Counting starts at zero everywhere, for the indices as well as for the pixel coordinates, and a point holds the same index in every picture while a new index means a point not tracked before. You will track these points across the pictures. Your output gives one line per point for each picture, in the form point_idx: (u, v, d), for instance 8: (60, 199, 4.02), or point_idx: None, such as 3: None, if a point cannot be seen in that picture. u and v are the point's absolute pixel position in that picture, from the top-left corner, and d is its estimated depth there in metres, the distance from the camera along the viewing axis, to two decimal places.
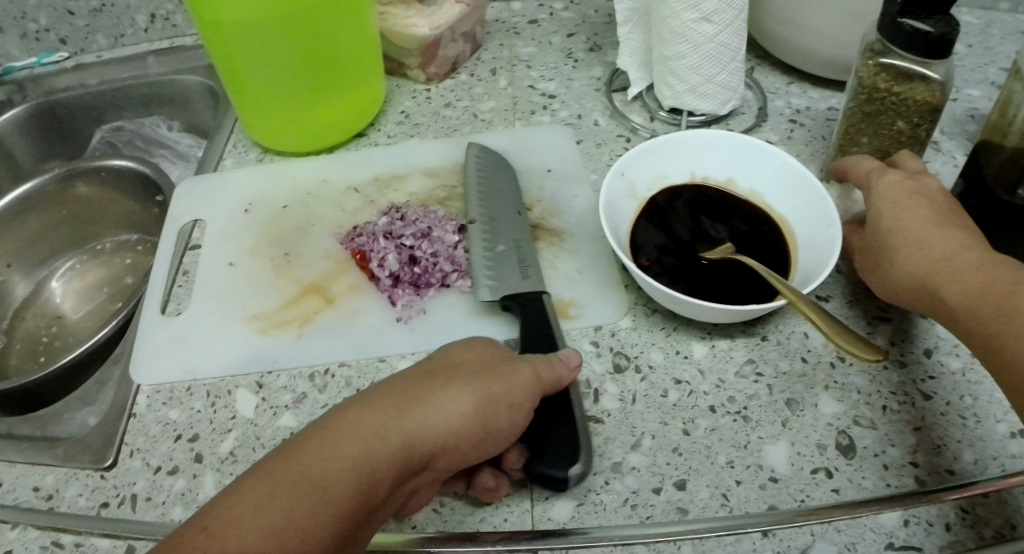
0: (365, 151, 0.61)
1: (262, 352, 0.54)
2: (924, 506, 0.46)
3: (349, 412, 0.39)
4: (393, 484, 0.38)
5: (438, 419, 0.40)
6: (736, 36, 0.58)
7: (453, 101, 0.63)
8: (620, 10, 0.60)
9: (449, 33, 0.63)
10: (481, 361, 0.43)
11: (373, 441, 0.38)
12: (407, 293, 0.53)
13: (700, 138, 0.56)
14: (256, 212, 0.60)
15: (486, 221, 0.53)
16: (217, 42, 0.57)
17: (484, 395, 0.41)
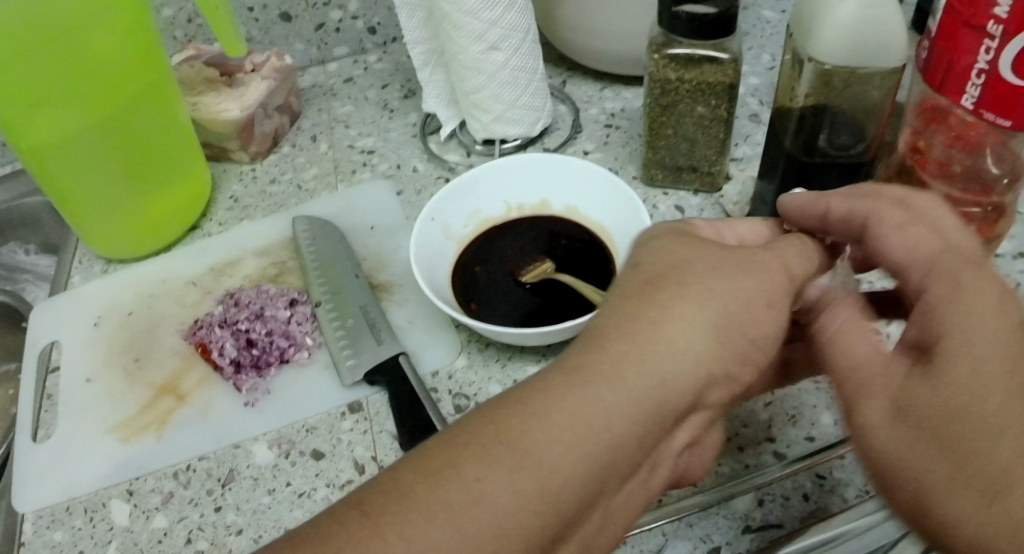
0: (200, 243, 0.66)
1: (126, 460, 0.55)
2: (777, 481, 0.47)
3: (618, 350, 0.33)
4: (671, 414, 0.33)
5: (695, 344, 0.34)
6: (529, 57, 0.61)
7: (276, 177, 0.68)
8: (417, 54, 0.64)
9: (262, 109, 0.67)
10: (718, 256, 0.37)
11: (682, 371, 0.33)
12: (251, 376, 0.56)
13: (502, 168, 0.59)
14: (105, 323, 0.62)
15: (331, 300, 0.56)
16: (39, 174, 0.58)
17: (654, 349, 0.33)
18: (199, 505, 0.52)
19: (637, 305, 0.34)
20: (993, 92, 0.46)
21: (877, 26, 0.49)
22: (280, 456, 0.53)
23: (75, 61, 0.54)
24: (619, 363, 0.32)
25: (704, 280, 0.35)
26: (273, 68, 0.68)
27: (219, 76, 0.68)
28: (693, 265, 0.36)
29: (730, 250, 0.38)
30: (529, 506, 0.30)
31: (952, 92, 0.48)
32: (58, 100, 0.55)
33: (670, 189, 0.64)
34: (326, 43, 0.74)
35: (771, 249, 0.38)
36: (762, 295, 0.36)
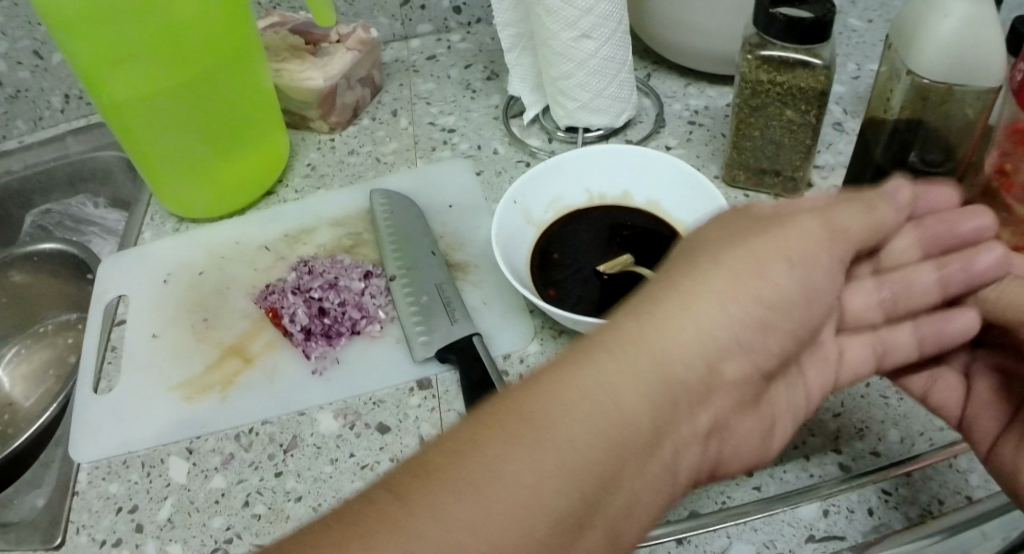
0: (276, 208, 0.65)
1: (187, 418, 0.55)
2: (839, 495, 0.46)
3: (618, 331, 0.35)
4: (686, 392, 0.35)
5: (709, 321, 0.36)
6: (618, 48, 0.61)
7: (356, 148, 0.68)
8: (506, 37, 0.64)
9: (344, 80, 0.67)
10: (684, 255, 0.39)
11: (695, 345, 0.36)
12: (320, 344, 0.56)
13: (587, 156, 0.58)
14: (175, 280, 0.62)
15: (405, 274, 0.57)
16: (116, 125, 0.58)
17: (653, 324, 0.35)
18: (259, 469, 0.52)
19: (655, 290, 0.37)
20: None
21: (973, 44, 0.48)
22: (344, 427, 0.52)
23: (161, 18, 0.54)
24: (638, 339, 0.35)
25: (724, 255, 0.38)
26: (359, 40, 0.68)
27: (304, 45, 0.68)
28: (714, 244, 0.39)
29: (750, 230, 0.40)
30: (550, 484, 0.31)
31: None
32: (141, 54, 0.55)
33: (751, 191, 0.62)
34: (410, 20, 0.75)
35: (797, 226, 0.40)
36: (777, 271, 0.38)
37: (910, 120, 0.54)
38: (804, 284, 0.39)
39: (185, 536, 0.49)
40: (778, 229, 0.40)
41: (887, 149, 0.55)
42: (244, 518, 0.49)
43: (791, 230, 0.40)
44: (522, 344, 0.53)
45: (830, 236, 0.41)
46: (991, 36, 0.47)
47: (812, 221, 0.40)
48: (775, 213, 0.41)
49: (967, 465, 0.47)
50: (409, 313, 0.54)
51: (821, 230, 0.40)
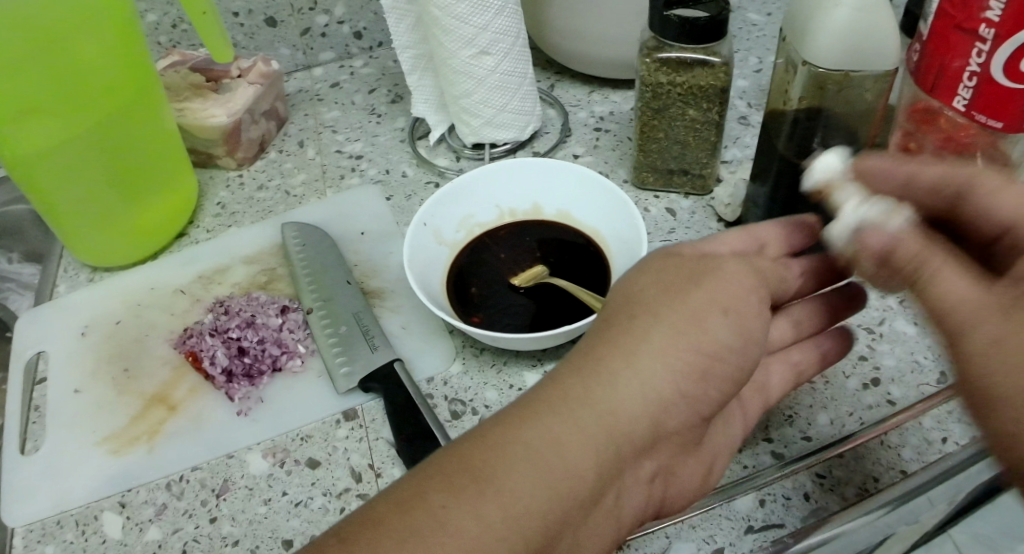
0: (190, 250, 0.66)
1: (118, 472, 0.55)
2: (774, 484, 0.45)
3: (565, 389, 0.36)
4: (628, 442, 0.36)
5: (646, 373, 0.37)
6: (518, 62, 0.63)
7: (265, 183, 0.69)
8: (405, 59, 0.65)
9: (248, 115, 0.68)
10: (627, 302, 0.40)
11: (635, 402, 0.36)
12: (243, 385, 0.56)
13: (495, 174, 0.59)
14: (93, 333, 0.62)
15: (322, 305, 0.58)
16: (29, 187, 0.57)
17: (594, 383, 0.36)
18: (194, 516, 0.52)
19: (592, 344, 0.38)
20: (985, 94, 0.49)
21: (863, 26, 0.47)
22: (275, 466, 0.53)
23: (71, 72, 0.54)
24: (577, 398, 0.36)
25: (655, 306, 0.39)
26: (260, 73, 0.69)
27: (205, 82, 0.68)
28: (646, 293, 0.40)
29: (685, 275, 0.40)
30: (492, 532, 0.32)
31: (945, 94, 0.51)
32: (53, 112, 0.55)
33: (661, 191, 0.64)
34: (312, 48, 0.78)
35: (719, 275, 0.39)
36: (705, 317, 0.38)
37: (810, 110, 0.52)
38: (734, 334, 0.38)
39: None
40: (712, 272, 0.40)
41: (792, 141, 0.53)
42: None
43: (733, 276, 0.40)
44: (442, 364, 0.54)
45: (750, 286, 0.40)
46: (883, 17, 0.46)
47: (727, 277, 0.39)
48: (704, 263, 0.41)
49: (899, 442, 0.47)
50: (329, 345, 0.56)
51: (739, 281, 0.39)
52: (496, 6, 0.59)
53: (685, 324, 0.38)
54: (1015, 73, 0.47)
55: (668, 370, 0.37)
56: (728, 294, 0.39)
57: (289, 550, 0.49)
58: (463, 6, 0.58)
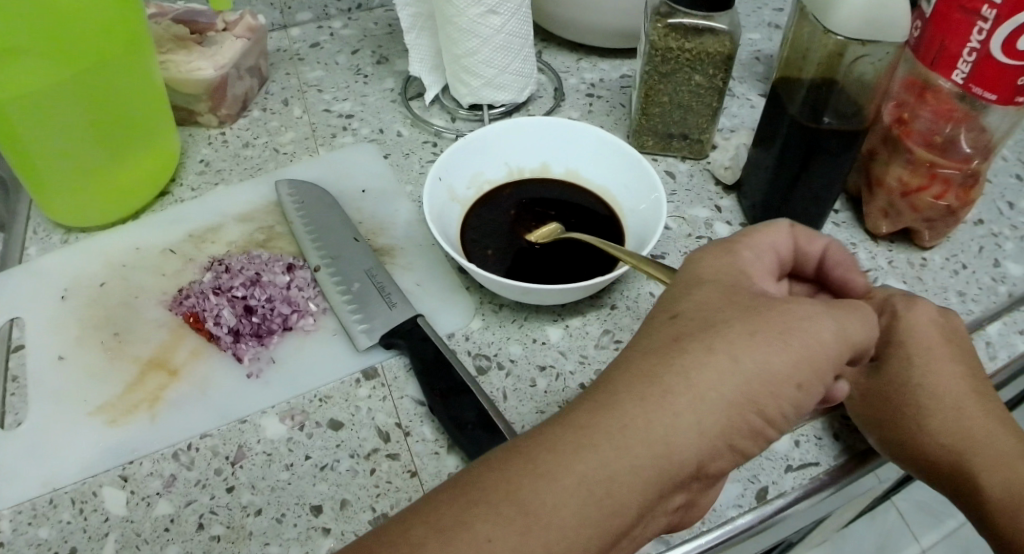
0: (175, 210, 0.62)
1: (118, 443, 0.51)
2: (801, 427, 0.49)
3: (624, 435, 0.35)
4: (670, 483, 0.35)
5: (704, 423, 0.35)
6: (522, 23, 0.62)
7: (251, 141, 0.66)
8: (404, 16, 0.64)
9: (235, 70, 0.64)
10: (700, 329, 0.37)
11: (690, 448, 0.35)
12: (252, 345, 0.54)
13: (505, 133, 0.59)
14: (74, 296, 0.57)
15: (330, 262, 0.56)
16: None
17: (654, 431, 0.35)
18: (208, 487, 0.49)
19: (654, 372, 0.36)
20: (982, 69, 0.52)
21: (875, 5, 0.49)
22: (294, 429, 0.51)
23: (45, 12, 0.48)
24: (634, 445, 0.35)
25: (738, 343, 0.36)
26: (247, 27, 0.65)
27: (189, 34, 0.64)
28: (730, 327, 0.37)
29: (756, 305, 0.37)
30: None
31: (943, 69, 0.54)
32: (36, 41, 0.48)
33: (659, 155, 0.66)
34: (290, 7, 0.74)
35: (799, 324, 0.36)
36: (770, 369, 0.36)
37: (825, 79, 0.55)
38: (787, 391, 0.36)
39: None
40: (794, 310, 0.37)
41: (804, 104, 0.55)
42: (201, 543, 0.47)
43: (812, 322, 0.36)
44: (462, 316, 0.54)
45: (836, 330, 0.37)
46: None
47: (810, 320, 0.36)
48: (773, 300, 0.38)
49: None
50: (344, 304, 0.54)
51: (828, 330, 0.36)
52: None
53: (758, 376, 0.36)
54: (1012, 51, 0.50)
55: (729, 415, 0.35)
56: (805, 344, 0.36)
57: (318, 516, 0.47)
58: None
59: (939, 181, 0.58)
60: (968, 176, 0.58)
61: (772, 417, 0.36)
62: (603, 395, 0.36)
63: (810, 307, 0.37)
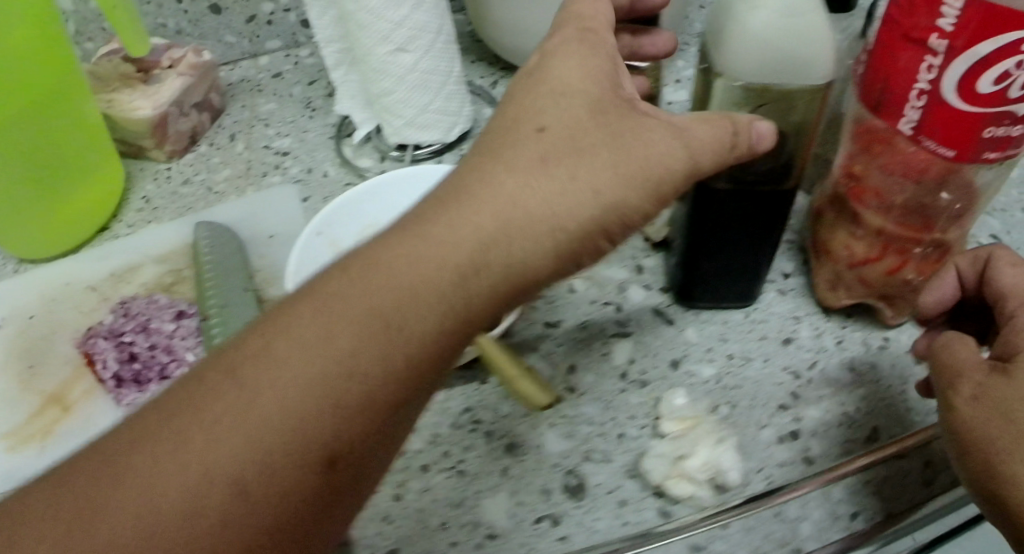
0: (107, 245, 0.64)
1: (7, 472, 0.53)
2: (651, 548, 0.43)
3: (334, 294, 0.34)
4: (426, 384, 0.35)
5: (468, 284, 0.35)
6: (439, 60, 0.58)
7: (189, 178, 0.67)
8: (329, 53, 0.60)
9: (176, 107, 0.65)
10: (466, 196, 0.36)
11: (409, 274, 0.34)
12: (131, 390, 0.55)
13: (399, 183, 0.56)
14: (4, 326, 0.60)
15: (219, 311, 0.54)
16: None
17: (373, 299, 0.33)
18: None
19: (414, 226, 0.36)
20: (935, 117, 0.42)
21: (794, 35, 0.40)
22: None
23: None
24: (353, 290, 0.34)
25: (525, 182, 0.36)
26: (190, 65, 0.66)
27: (136, 72, 0.66)
28: (523, 154, 0.37)
29: (585, 144, 0.37)
30: (211, 483, 0.31)
31: (891, 115, 0.44)
32: None
33: None
34: (258, 36, 0.74)
35: (593, 161, 0.37)
36: (531, 196, 0.36)
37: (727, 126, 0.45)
38: (551, 256, 0.36)
39: None
40: (627, 115, 0.39)
41: None
42: None
43: (655, 148, 0.38)
44: None
45: (587, 183, 0.37)
46: (817, 23, 0.40)
47: (646, 115, 0.39)
48: (572, 141, 0.37)
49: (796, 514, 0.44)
50: None
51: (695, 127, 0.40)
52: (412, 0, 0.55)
53: (524, 202, 0.36)
54: (970, 96, 0.40)
55: (464, 251, 0.35)
56: (639, 159, 0.37)
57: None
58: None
59: (894, 251, 0.48)
60: (931, 248, 0.49)
61: (534, 268, 0.36)
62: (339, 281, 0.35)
63: (607, 171, 0.37)
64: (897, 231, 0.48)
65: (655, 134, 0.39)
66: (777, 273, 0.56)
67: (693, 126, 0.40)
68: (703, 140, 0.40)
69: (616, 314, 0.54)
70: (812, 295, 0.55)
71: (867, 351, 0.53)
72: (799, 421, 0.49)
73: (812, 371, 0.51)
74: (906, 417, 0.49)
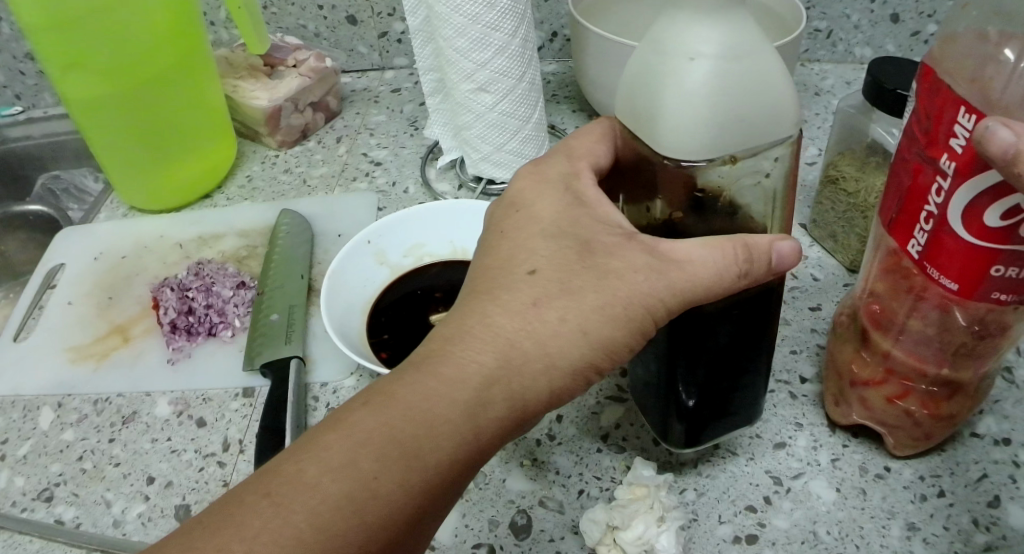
0: (203, 211, 0.73)
1: (66, 379, 0.63)
2: None
3: (313, 454, 0.36)
4: (416, 520, 0.37)
5: (444, 441, 0.37)
6: (519, 104, 0.60)
7: (290, 168, 0.74)
8: (428, 81, 0.66)
9: (290, 103, 0.73)
10: (444, 352, 0.39)
11: (380, 432, 0.36)
12: (181, 338, 0.63)
13: (449, 210, 0.60)
14: (102, 260, 0.71)
15: (270, 290, 0.61)
16: (79, 121, 0.65)
17: (350, 459, 0.36)
18: (101, 432, 0.58)
19: (385, 390, 0.38)
20: (936, 244, 0.40)
21: (749, 77, 0.34)
22: (173, 414, 0.59)
23: (109, 36, 0.62)
24: (328, 448, 0.36)
25: (507, 334, 0.38)
26: (310, 68, 0.74)
27: (263, 66, 0.74)
28: (508, 301, 0.39)
29: (579, 274, 0.39)
30: None
31: (902, 234, 0.43)
32: (101, 57, 0.63)
33: None
34: (388, 51, 0.81)
35: (600, 284, 0.39)
36: (520, 342, 0.38)
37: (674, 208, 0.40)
38: (546, 390, 0.39)
39: (32, 471, 0.56)
40: (614, 242, 0.39)
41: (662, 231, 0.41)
42: (74, 470, 0.56)
43: (650, 266, 0.38)
44: (344, 367, 0.57)
45: (578, 325, 0.38)
46: (767, 62, 0.35)
47: (639, 246, 0.39)
48: (577, 262, 0.39)
49: None
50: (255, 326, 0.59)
51: (694, 259, 0.37)
52: (498, 45, 0.57)
53: (513, 355, 0.38)
54: (969, 224, 0.38)
55: (448, 405, 0.37)
56: (623, 302, 0.38)
57: (149, 487, 0.54)
58: (463, 40, 0.56)
59: (897, 379, 0.47)
60: (937, 385, 0.46)
61: (530, 402, 0.39)
62: (304, 444, 0.37)
63: (594, 309, 0.38)
64: (903, 360, 0.46)
65: (640, 263, 0.38)
66: (793, 376, 0.54)
67: (691, 253, 0.37)
68: (693, 276, 0.37)
69: (618, 378, 0.55)
70: (821, 405, 0.53)
71: (862, 477, 0.49)
72: (761, 527, 0.47)
73: (795, 481, 0.49)
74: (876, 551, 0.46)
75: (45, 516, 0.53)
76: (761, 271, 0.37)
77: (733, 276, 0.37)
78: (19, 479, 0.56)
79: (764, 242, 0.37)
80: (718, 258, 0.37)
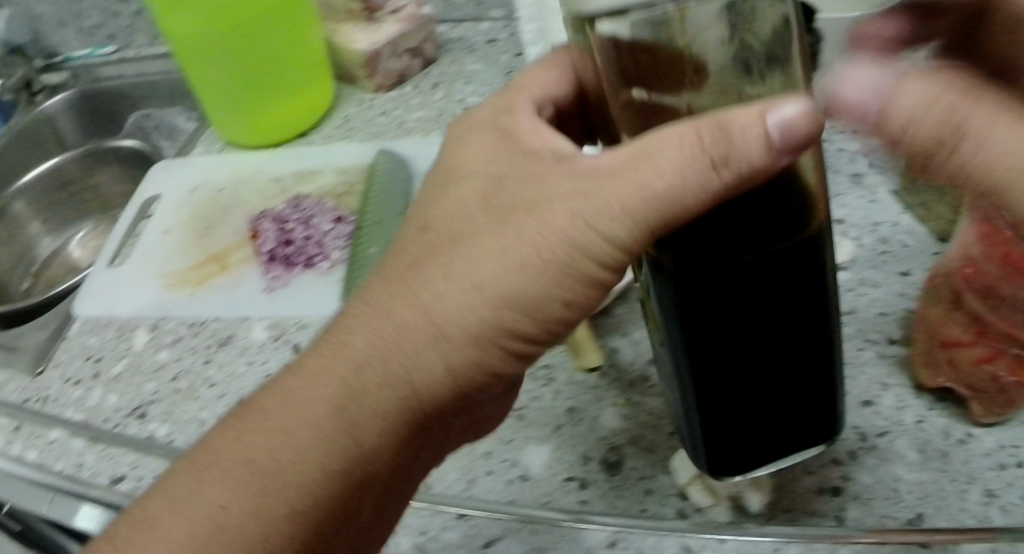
0: (299, 148, 0.75)
1: (163, 301, 0.66)
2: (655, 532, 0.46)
3: (234, 441, 0.36)
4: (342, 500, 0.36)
5: (372, 422, 0.35)
6: None
7: (387, 111, 0.76)
8: (530, 31, 0.67)
9: (390, 48, 0.76)
10: (341, 336, 0.36)
11: (267, 430, 0.35)
12: (278, 268, 0.65)
13: None
14: (199, 193, 0.74)
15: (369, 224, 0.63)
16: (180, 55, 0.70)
17: (221, 449, 0.36)
18: (195, 353, 0.60)
19: (304, 368, 0.37)
20: None
21: None
22: (269, 339, 0.60)
23: None
24: (228, 437, 0.36)
25: (388, 308, 0.35)
26: (409, 14, 0.75)
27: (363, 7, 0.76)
28: (394, 266, 0.36)
29: (507, 226, 0.34)
30: None
31: None
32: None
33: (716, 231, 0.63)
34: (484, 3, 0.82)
35: (545, 217, 0.33)
36: (451, 307, 0.34)
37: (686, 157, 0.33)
38: (441, 371, 0.34)
39: (127, 389, 0.58)
40: (541, 172, 0.34)
41: None
42: (168, 388, 0.58)
43: (606, 189, 0.32)
44: None
45: (469, 280, 0.34)
46: None
47: (569, 175, 0.33)
48: (537, 202, 0.33)
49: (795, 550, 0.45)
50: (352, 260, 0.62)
51: (660, 163, 0.30)
52: None
53: (448, 332, 0.34)
54: None
55: (309, 403, 0.35)
56: (530, 243, 0.33)
57: None
58: None
59: (986, 341, 0.46)
60: None
61: (419, 387, 0.35)
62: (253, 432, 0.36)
63: (496, 260, 0.33)
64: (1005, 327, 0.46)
65: (577, 202, 0.32)
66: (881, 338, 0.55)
67: (662, 154, 0.30)
68: (665, 187, 0.30)
69: None
70: (908, 368, 0.53)
71: (946, 440, 0.50)
72: (846, 480, 0.48)
73: (881, 439, 0.50)
74: (955, 513, 0.46)
75: (137, 432, 0.55)
76: (752, 161, 0.28)
77: (706, 171, 0.29)
78: (114, 397, 0.58)
79: (747, 126, 0.28)
80: (643, 168, 0.30)
